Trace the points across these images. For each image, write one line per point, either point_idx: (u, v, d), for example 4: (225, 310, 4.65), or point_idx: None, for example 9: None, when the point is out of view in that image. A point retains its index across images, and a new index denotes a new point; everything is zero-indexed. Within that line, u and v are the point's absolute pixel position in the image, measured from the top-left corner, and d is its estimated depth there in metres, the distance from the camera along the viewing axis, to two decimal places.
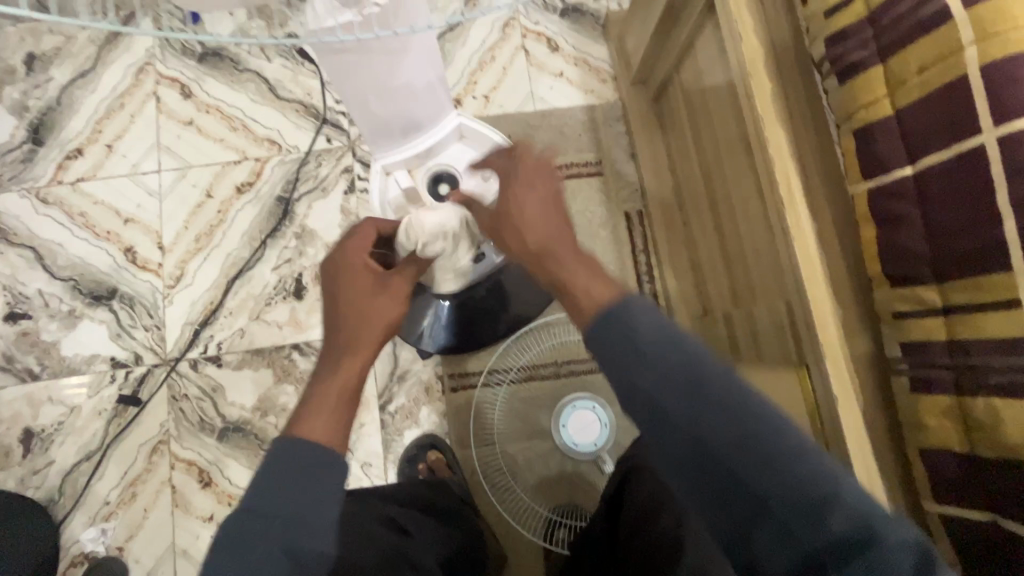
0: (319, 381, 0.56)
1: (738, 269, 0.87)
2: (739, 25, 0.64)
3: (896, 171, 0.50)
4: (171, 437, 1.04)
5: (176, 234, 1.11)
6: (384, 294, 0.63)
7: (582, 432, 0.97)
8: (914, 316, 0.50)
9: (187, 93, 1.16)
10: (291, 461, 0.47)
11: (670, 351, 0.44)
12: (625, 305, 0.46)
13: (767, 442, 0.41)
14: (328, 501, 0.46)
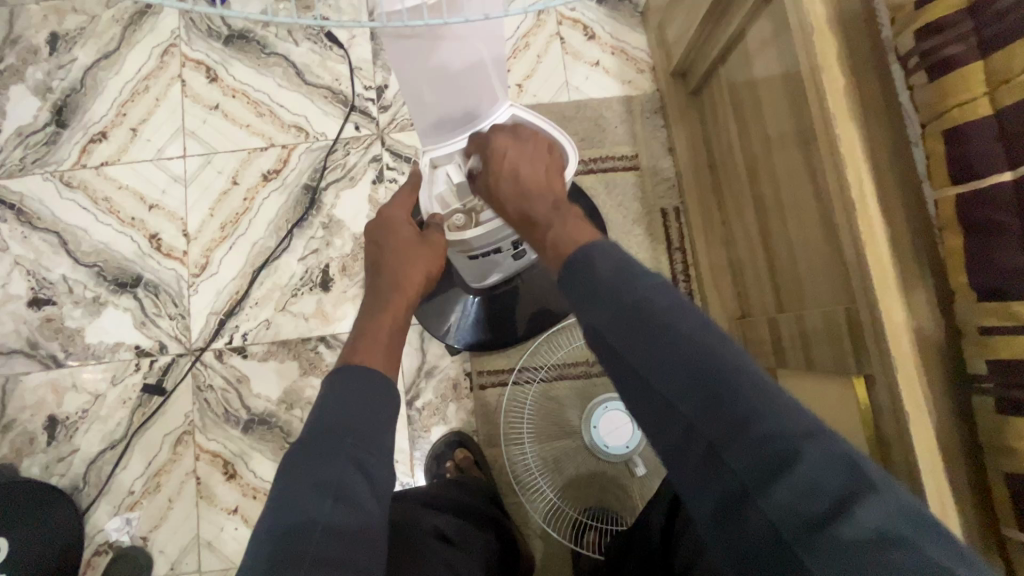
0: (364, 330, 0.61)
1: (785, 272, 0.83)
2: (811, 15, 0.60)
3: (991, 176, 0.46)
4: (196, 428, 1.02)
5: (201, 221, 1.09)
6: (425, 245, 0.70)
7: (613, 434, 0.94)
8: (1005, 333, 0.46)
9: (213, 76, 1.13)
10: (354, 391, 0.51)
11: (617, 286, 0.45)
12: (592, 247, 0.49)
13: (701, 370, 0.41)
14: (390, 418, 0.51)
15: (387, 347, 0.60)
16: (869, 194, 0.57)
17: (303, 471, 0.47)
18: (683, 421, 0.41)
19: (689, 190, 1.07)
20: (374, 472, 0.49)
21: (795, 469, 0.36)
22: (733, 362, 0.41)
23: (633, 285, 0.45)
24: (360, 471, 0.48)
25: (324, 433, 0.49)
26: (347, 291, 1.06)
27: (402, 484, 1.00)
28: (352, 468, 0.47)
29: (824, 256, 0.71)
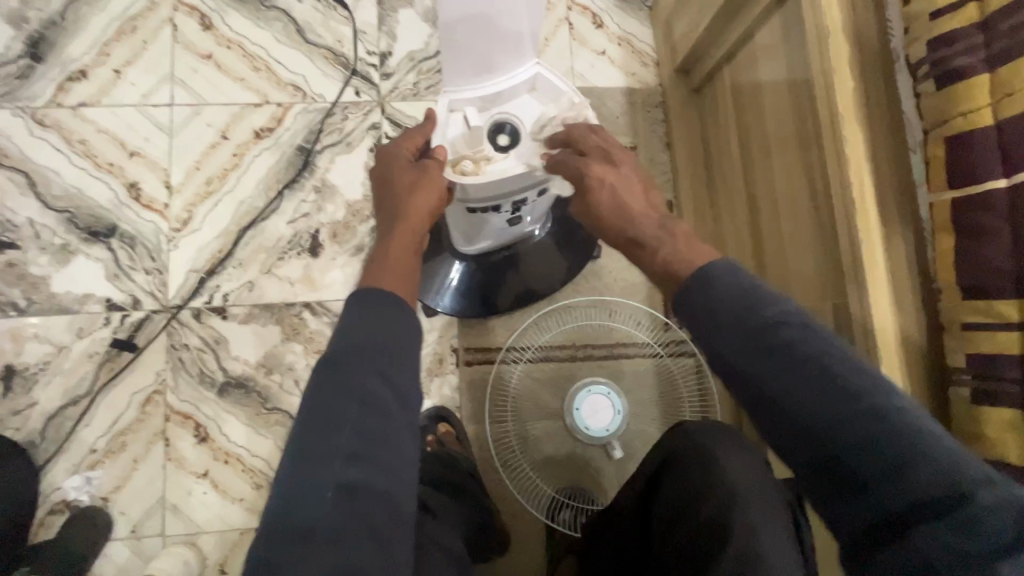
0: (375, 266, 0.57)
1: (772, 271, 0.87)
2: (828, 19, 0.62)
3: (988, 183, 0.49)
4: (168, 388, 0.98)
5: (186, 174, 1.04)
6: (421, 184, 0.65)
7: (594, 416, 0.96)
8: (986, 330, 0.50)
9: (207, 24, 1.08)
10: (373, 307, 0.51)
11: (738, 310, 0.45)
12: (712, 267, 0.48)
13: (861, 406, 0.40)
14: (411, 332, 0.51)
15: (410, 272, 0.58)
16: (868, 195, 0.60)
17: (329, 388, 0.47)
18: (837, 459, 0.40)
19: (683, 186, 1.10)
20: (401, 386, 0.49)
21: (959, 509, 0.36)
22: (888, 399, 0.40)
23: (773, 313, 0.44)
24: (385, 384, 0.48)
25: (347, 351, 0.48)
26: (337, 258, 1.04)
27: None
28: (379, 382, 0.48)
29: (817, 256, 0.74)
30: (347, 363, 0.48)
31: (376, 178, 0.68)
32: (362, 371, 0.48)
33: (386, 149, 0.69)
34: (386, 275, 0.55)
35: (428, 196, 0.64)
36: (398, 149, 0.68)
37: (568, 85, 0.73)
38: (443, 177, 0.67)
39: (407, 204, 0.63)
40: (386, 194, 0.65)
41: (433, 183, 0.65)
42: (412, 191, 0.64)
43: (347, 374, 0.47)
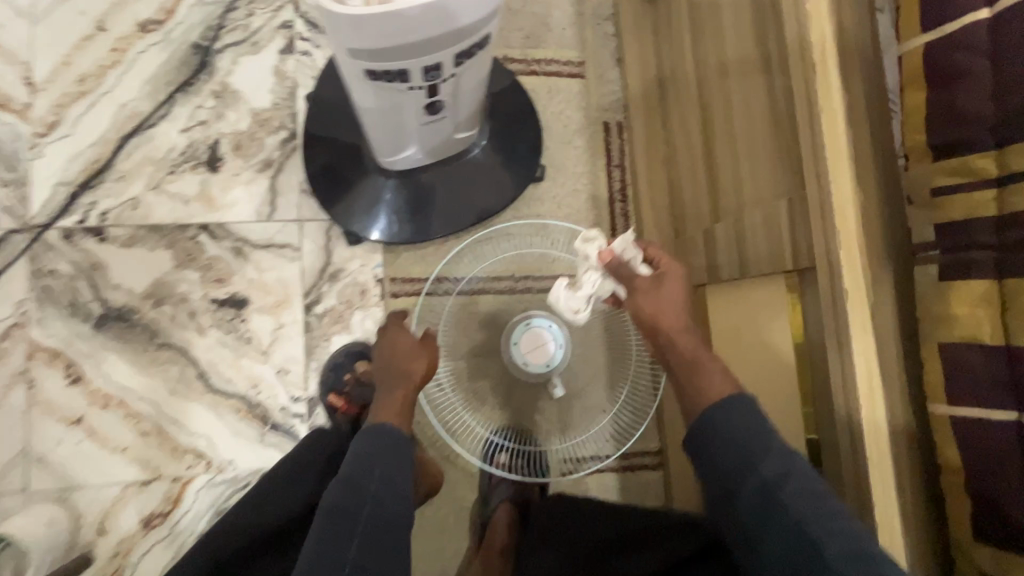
0: (380, 405, 0.67)
1: (722, 180, 0.79)
2: None
3: (967, 15, 0.42)
4: (31, 321, 0.83)
5: (54, 71, 0.87)
6: (424, 351, 0.72)
7: (535, 352, 0.85)
8: (958, 192, 0.43)
9: None
10: (376, 442, 0.62)
11: (741, 454, 0.51)
12: (725, 401, 0.53)
13: (774, 541, 0.46)
14: (403, 451, 0.62)
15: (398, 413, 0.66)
16: (830, 56, 0.52)
17: (344, 494, 0.57)
18: None
19: (634, 104, 1.01)
20: (400, 485, 0.60)
21: None
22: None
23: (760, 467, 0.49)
24: (386, 490, 0.59)
25: (357, 468, 0.59)
26: (240, 175, 0.90)
27: (294, 398, 0.88)
28: (381, 484, 0.59)
29: (772, 150, 0.66)
30: (354, 479, 0.58)
31: (378, 350, 0.73)
32: (366, 484, 0.58)
33: (386, 324, 0.75)
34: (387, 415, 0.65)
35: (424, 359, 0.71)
36: (397, 332, 0.73)
37: None
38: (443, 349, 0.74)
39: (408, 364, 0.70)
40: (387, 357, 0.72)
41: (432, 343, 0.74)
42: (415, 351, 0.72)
43: (356, 486, 0.58)
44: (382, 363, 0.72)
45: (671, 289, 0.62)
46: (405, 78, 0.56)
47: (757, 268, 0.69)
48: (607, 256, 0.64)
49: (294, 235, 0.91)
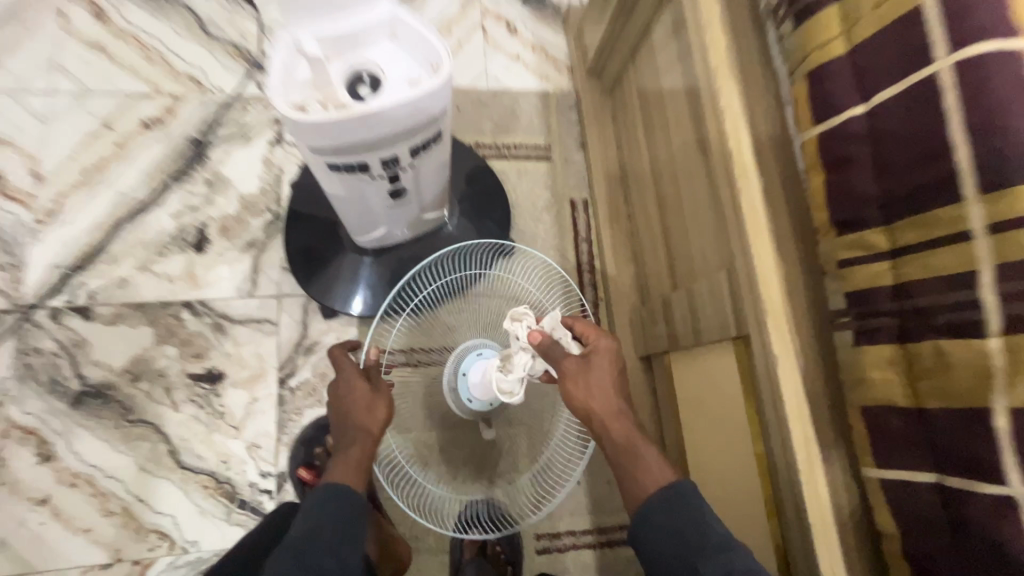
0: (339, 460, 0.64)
1: (678, 248, 0.83)
2: None
3: (847, 111, 0.47)
4: (9, 399, 0.85)
5: (60, 165, 0.95)
6: (377, 397, 0.66)
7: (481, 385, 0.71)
8: (860, 264, 0.47)
9: (101, 15, 1.02)
10: (332, 507, 0.60)
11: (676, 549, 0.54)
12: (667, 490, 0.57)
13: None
14: (357, 515, 0.61)
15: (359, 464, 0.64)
16: (745, 143, 0.57)
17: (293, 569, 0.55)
18: None
19: (597, 183, 1.08)
20: (349, 553, 0.59)
21: None
22: None
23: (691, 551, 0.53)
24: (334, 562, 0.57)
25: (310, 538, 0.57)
26: (224, 255, 0.95)
27: (263, 474, 0.87)
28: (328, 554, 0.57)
29: (712, 223, 0.71)
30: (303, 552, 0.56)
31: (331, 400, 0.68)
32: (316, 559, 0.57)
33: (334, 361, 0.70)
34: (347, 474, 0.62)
35: (373, 413, 0.65)
36: (345, 380, 0.67)
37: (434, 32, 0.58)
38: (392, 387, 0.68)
39: (356, 419, 0.65)
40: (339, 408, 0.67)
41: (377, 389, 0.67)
42: (356, 405, 0.65)
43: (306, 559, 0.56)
44: (338, 416, 0.66)
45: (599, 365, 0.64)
46: (366, 169, 0.63)
47: (709, 333, 0.72)
48: (537, 338, 0.62)
49: (272, 311, 0.94)
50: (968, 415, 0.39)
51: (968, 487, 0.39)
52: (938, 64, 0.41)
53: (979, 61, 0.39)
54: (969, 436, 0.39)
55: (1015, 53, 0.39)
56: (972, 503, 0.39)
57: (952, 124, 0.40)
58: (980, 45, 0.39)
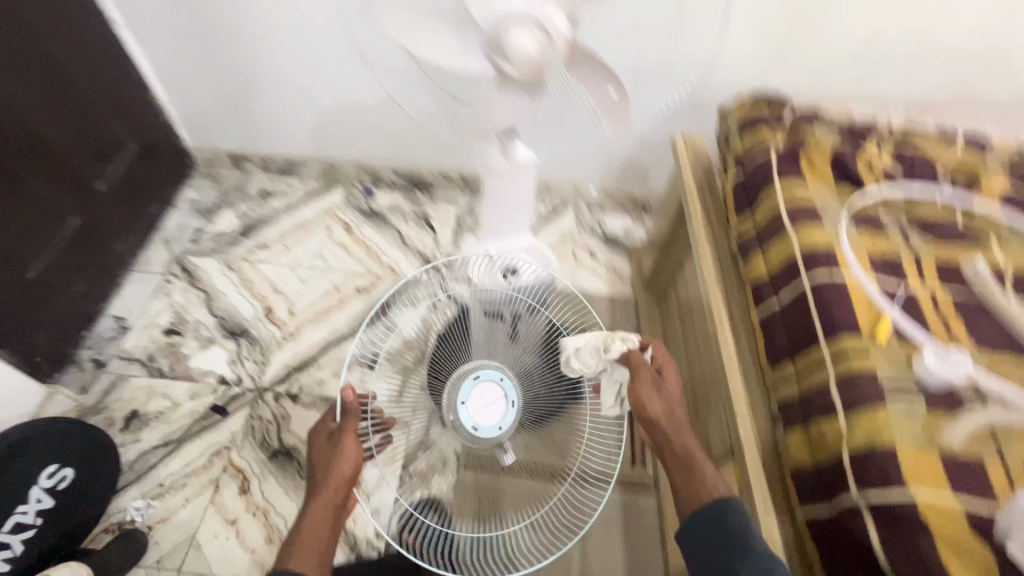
0: (301, 525, 0.81)
1: (698, 394, 1.14)
2: (694, 226, 1.07)
3: (768, 302, 0.87)
4: (234, 445, 1.27)
5: (305, 307, 1.54)
6: (338, 455, 0.82)
7: (483, 412, 1.01)
8: (782, 384, 0.81)
9: (349, 229, 1.73)
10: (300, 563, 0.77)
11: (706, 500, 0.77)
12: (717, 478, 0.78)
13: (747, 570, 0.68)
14: None
15: (325, 519, 0.81)
16: (722, 314, 0.95)
17: None
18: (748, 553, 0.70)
19: None
20: None
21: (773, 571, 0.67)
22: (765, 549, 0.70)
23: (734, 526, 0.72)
24: None
25: None
26: None
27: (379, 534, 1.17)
28: None
29: (714, 371, 1.05)
30: None
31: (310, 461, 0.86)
32: None
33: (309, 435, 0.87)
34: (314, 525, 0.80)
35: (349, 459, 0.83)
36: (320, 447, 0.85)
37: (549, 258, 1.11)
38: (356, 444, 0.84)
39: (333, 472, 0.82)
40: (320, 469, 0.84)
41: (353, 446, 0.84)
42: (337, 457, 0.82)
43: None
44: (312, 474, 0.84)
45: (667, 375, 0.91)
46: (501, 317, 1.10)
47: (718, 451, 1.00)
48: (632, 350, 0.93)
49: None
50: (838, 461, 0.69)
51: (845, 506, 0.66)
52: (804, 282, 0.82)
53: (820, 282, 0.80)
54: (839, 472, 0.68)
55: (841, 281, 0.80)
56: (848, 515, 0.66)
57: (812, 310, 0.80)
58: (820, 276, 0.81)
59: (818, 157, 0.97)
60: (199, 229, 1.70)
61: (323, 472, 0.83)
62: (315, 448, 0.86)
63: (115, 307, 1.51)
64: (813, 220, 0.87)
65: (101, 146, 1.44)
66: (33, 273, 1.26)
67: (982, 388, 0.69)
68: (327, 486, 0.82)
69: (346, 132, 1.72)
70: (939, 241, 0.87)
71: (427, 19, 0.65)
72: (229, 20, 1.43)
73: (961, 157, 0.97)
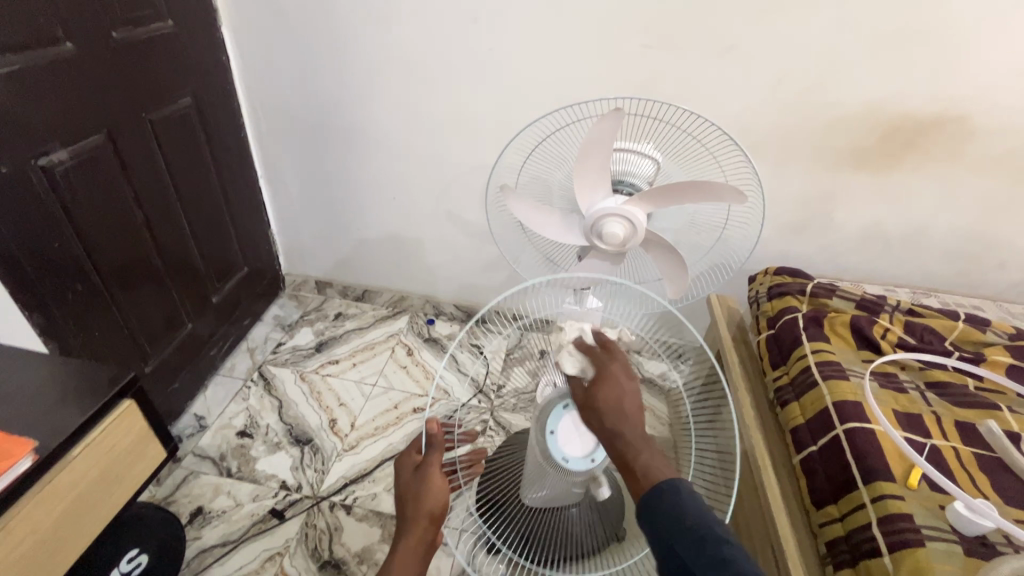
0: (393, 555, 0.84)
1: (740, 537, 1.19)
2: (733, 374, 1.22)
3: (807, 446, 0.98)
4: (286, 552, 1.33)
5: (365, 421, 1.66)
6: (426, 487, 0.83)
7: (572, 441, 0.88)
8: (828, 524, 0.89)
9: (410, 351, 1.92)
10: None
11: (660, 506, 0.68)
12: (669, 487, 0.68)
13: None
14: None
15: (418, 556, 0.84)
16: (765, 455, 1.05)
17: None
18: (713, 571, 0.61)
19: None
20: None
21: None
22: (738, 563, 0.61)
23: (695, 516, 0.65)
24: None
25: None
26: None
27: None
28: None
29: (756, 514, 1.11)
30: None
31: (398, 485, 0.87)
32: None
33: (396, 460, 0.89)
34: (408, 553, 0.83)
35: (437, 496, 0.83)
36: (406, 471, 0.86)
37: None
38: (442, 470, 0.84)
39: (421, 506, 0.83)
40: (407, 498, 0.85)
41: (439, 480, 0.84)
42: (424, 490, 0.83)
43: None
44: (401, 496, 0.86)
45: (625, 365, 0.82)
46: None
47: None
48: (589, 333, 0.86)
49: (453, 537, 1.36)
50: None
51: None
52: (838, 430, 0.94)
53: (853, 430, 0.92)
54: None
55: (871, 430, 0.92)
56: None
57: (848, 455, 0.91)
58: (852, 425, 0.93)
59: (838, 323, 1.15)
60: (280, 342, 1.91)
61: (411, 504, 0.84)
62: (401, 478, 0.87)
63: (197, 405, 1.66)
64: (841, 375, 1.02)
65: (224, 268, 1.73)
66: (147, 368, 1.45)
67: (1014, 539, 0.77)
68: (414, 521, 0.83)
69: (419, 270, 1.99)
70: (954, 403, 1.00)
71: (540, 213, 0.91)
72: (346, 180, 1.80)
73: (967, 331, 1.13)
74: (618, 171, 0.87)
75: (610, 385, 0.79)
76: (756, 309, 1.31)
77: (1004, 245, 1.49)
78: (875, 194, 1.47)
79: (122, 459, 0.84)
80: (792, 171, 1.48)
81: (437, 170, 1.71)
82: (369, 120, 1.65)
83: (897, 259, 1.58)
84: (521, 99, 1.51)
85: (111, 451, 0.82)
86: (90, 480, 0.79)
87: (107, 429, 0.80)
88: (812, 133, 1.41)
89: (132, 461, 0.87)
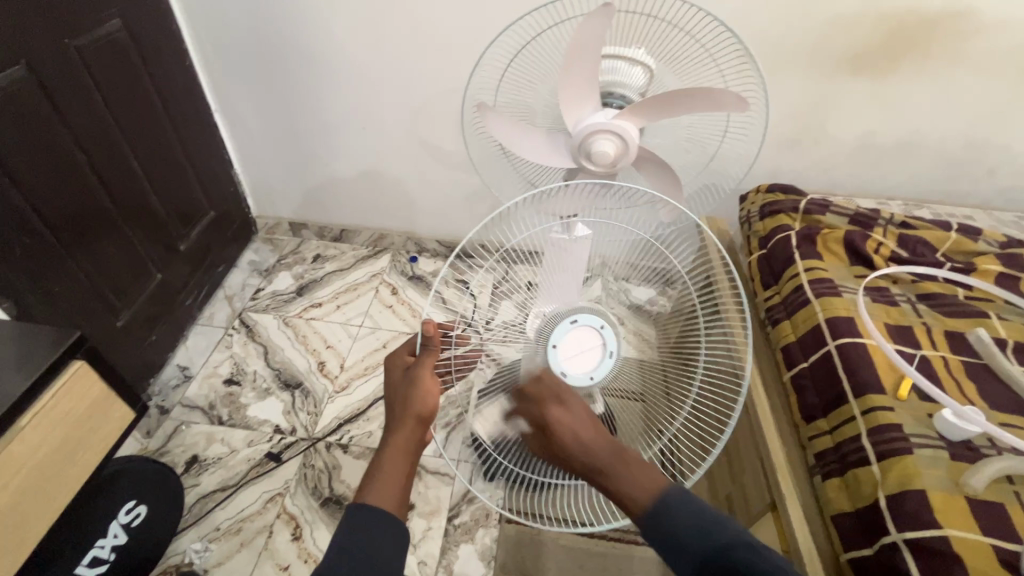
0: (376, 465, 0.74)
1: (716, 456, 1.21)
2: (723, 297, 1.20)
3: (798, 365, 0.98)
4: (287, 492, 1.35)
5: (354, 361, 1.64)
6: (413, 384, 0.75)
7: (577, 358, 0.77)
8: (816, 438, 0.91)
9: (395, 291, 1.86)
10: (363, 525, 0.71)
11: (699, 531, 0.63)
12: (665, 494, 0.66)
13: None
14: None
15: (402, 482, 0.74)
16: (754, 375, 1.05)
17: None
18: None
19: None
20: None
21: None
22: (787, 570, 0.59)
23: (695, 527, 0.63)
24: None
25: None
26: None
27: None
28: None
29: (737, 430, 1.13)
30: None
31: (387, 397, 0.78)
32: None
33: (387, 359, 0.81)
34: (389, 461, 0.74)
35: (427, 396, 0.75)
36: (396, 370, 0.79)
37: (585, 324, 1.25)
38: (430, 365, 0.77)
39: (407, 408, 0.74)
40: (394, 399, 0.76)
41: (432, 381, 0.76)
42: (413, 391, 0.75)
43: None
44: (389, 396, 0.78)
45: (569, 400, 0.71)
46: None
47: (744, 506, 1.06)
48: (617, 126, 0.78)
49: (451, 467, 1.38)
50: (874, 503, 0.77)
51: (885, 540, 0.74)
52: (829, 347, 0.94)
53: (844, 346, 0.92)
54: (874, 514, 0.77)
55: (863, 343, 0.92)
56: (885, 551, 0.73)
57: (839, 370, 0.91)
58: (844, 341, 0.93)
59: (832, 240, 1.12)
60: (258, 288, 1.84)
61: (399, 405, 0.75)
62: (391, 380, 0.79)
63: (179, 356, 1.62)
64: (834, 293, 1.00)
65: (187, 213, 1.62)
66: (119, 323, 1.39)
67: (998, 441, 0.79)
68: (402, 420, 0.74)
69: (396, 205, 1.89)
70: (944, 314, 1.00)
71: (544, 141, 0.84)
72: (308, 110, 1.66)
73: (959, 241, 1.11)
74: (607, 83, 0.80)
75: (561, 412, 0.69)
76: (748, 229, 1.27)
77: (1000, 150, 1.45)
78: (873, 101, 1.40)
79: (80, 424, 0.81)
80: (789, 80, 1.38)
81: (408, 94, 1.57)
82: (328, 39, 1.48)
83: (893, 170, 1.53)
84: (498, 11, 1.37)
85: (69, 413, 0.79)
86: (40, 455, 0.75)
87: (63, 394, 0.77)
88: (810, 35, 1.30)
89: (88, 426, 0.84)
